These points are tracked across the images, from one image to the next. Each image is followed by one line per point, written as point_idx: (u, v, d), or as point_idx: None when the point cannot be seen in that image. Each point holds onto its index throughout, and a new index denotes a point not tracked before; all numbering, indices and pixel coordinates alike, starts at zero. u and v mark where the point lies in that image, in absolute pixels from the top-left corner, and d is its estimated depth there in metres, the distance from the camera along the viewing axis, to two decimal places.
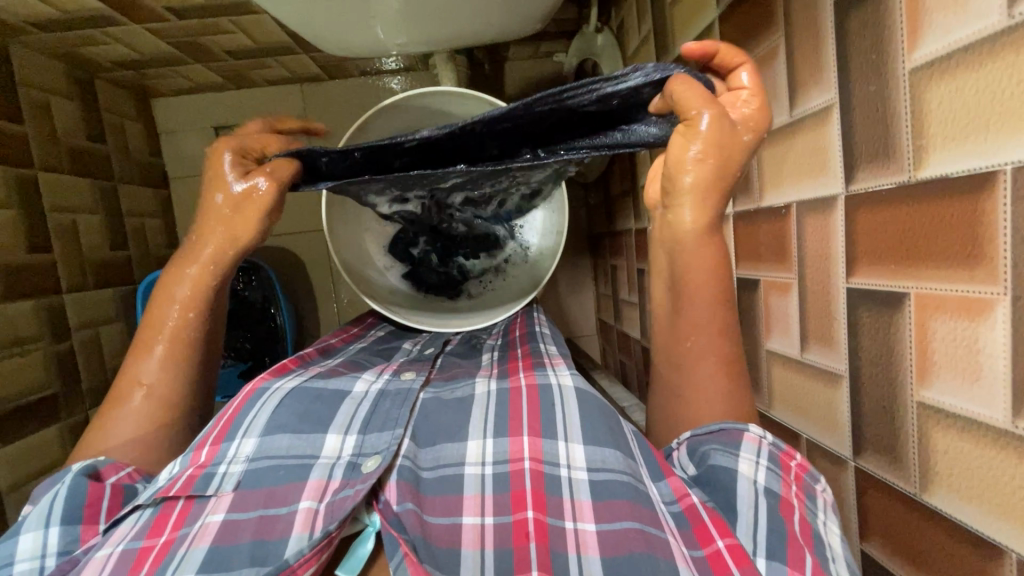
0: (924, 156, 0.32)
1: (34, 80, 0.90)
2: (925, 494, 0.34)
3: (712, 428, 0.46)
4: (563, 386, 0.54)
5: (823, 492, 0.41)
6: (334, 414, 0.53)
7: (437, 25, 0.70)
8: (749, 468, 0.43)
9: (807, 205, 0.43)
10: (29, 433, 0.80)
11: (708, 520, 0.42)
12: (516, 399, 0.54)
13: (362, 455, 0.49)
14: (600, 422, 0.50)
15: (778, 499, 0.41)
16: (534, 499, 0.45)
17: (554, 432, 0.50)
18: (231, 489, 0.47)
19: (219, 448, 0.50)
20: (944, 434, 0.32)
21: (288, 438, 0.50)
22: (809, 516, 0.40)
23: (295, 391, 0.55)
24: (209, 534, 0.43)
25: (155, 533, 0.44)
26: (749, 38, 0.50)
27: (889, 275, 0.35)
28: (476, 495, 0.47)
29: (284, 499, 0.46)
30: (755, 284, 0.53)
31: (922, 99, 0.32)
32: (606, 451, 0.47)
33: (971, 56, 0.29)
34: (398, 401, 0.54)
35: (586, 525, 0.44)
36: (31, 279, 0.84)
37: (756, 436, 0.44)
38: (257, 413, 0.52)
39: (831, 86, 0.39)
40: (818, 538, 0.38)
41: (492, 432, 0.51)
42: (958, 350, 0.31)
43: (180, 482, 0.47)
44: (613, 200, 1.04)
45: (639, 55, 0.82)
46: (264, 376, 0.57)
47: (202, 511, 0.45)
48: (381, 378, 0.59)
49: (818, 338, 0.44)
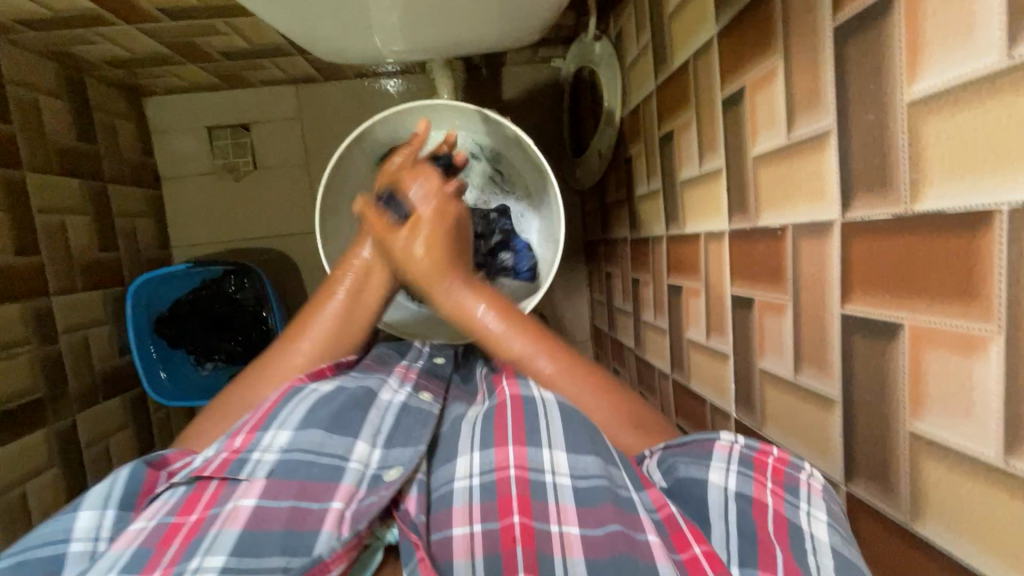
0: (920, 189, 0.32)
1: (24, 78, 0.88)
2: (916, 524, 0.35)
3: (684, 440, 0.47)
4: (546, 401, 0.52)
5: (809, 479, 0.42)
6: (362, 421, 0.51)
7: (436, 35, 0.69)
8: (719, 476, 0.45)
9: (803, 228, 0.43)
10: (16, 440, 0.78)
11: (685, 528, 0.44)
12: (500, 411, 0.52)
13: (385, 467, 0.49)
14: (581, 428, 0.49)
15: (750, 502, 0.43)
16: (520, 504, 0.46)
17: (538, 440, 0.49)
18: (264, 476, 0.46)
19: (253, 435, 0.49)
20: (936, 466, 0.33)
21: (322, 432, 0.49)
22: (787, 510, 0.42)
23: (332, 394, 0.53)
24: (241, 518, 0.43)
25: (187, 510, 0.45)
26: (747, 59, 0.50)
27: (884, 305, 0.35)
28: (464, 505, 0.47)
29: (317, 495, 0.46)
30: (750, 303, 0.53)
31: (920, 132, 0.32)
32: (586, 458, 0.47)
33: (969, 93, 0.29)
34: (419, 421, 0.53)
35: (570, 528, 0.45)
36: (18, 282, 0.83)
37: (728, 444, 0.46)
38: (294, 407, 0.51)
39: (828, 112, 0.39)
40: (796, 532, 0.41)
41: (478, 445, 0.51)
42: (950, 384, 0.31)
43: (215, 464, 0.47)
44: (608, 207, 1.03)
45: (636, 66, 0.82)
46: (305, 376, 0.55)
47: (233, 494, 0.45)
48: (404, 389, 0.57)
49: (812, 361, 0.44)
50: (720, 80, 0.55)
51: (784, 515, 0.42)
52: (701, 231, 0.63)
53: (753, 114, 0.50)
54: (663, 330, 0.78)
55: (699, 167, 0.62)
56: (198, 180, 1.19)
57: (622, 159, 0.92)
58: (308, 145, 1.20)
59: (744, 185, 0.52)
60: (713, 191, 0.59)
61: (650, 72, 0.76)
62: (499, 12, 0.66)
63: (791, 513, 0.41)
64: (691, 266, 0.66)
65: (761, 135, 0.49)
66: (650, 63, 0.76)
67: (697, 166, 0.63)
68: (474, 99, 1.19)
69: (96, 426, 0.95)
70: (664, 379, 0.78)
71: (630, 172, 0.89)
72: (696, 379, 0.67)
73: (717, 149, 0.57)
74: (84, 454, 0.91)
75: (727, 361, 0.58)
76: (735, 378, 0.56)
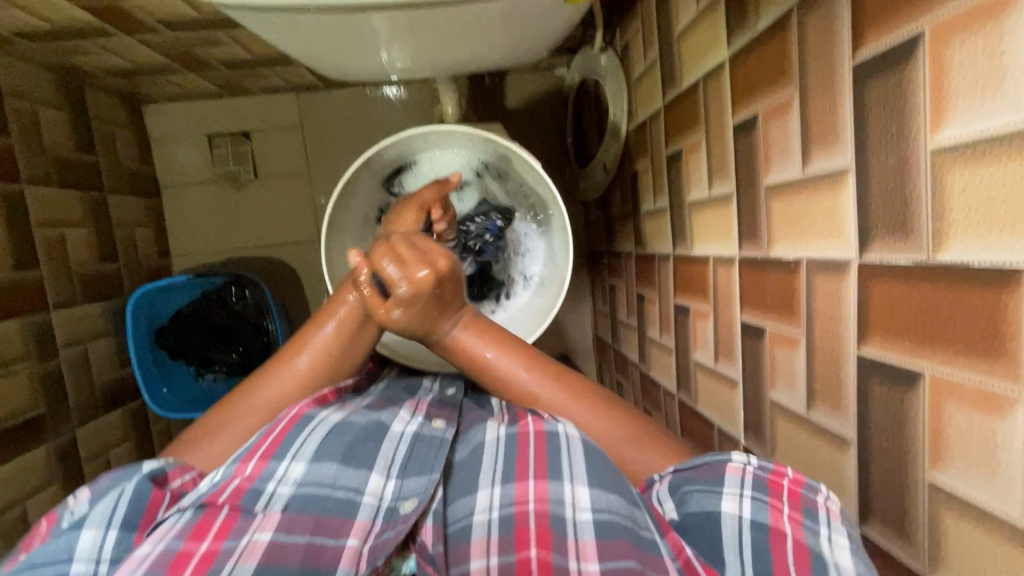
0: (943, 239, 0.32)
1: (21, 89, 0.87)
2: (933, 574, 0.34)
3: (696, 463, 0.47)
4: (569, 435, 0.51)
5: (825, 499, 0.41)
6: (374, 455, 0.51)
7: (442, 52, 0.69)
8: (734, 504, 0.44)
9: (818, 264, 0.43)
10: (16, 457, 0.78)
11: (701, 569, 0.42)
12: (523, 447, 0.52)
13: (400, 499, 0.48)
14: (607, 464, 0.48)
15: (766, 531, 0.42)
16: (539, 537, 0.45)
17: (560, 474, 0.49)
18: (280, 509, 0.46)
19: (266, 465, 0.49)
20: (957, 520, 0.32)
21: (337, 466, 0.49)
22: (806, 537, 0.41)
23: (345, 426, 0.53)
24: (257, 553, 0.42)
25: (197, 537, 0.44)
26: (762, 86, 0.49)
27: (903, 351, 0.35)
28: (482, 539, 0.46)
29: (333, 531, 0.45)
30: (760, 332, 0.52)
31: (944, 181, 0.31)
32: (610, 495, 0.46)
33: (998, 147, 0.28)
34: (432, 449, 0.52)
35: (589, 565, 0.43)
36: (16, 297, 0.82)
37: (739, 466, 0.46)
38: (306, 440, 0.51)
39: (846, 150, 0.39)
40: (819, 560, 0.39)
41: (499, 479, 0.50)
42: (974, 439, 0.31)
43: (228, 492, 0.47)
44: (612, 220, 1.03)
45: (642, 82, 0.81)
46: (307, 404, 0.54)
47: (248, 527, 0.44)
48: (416, 420, 0.56)
49: (826, 399, 0.43)
50: (733, 106, 0.55)
51: (804, 543, 0.41)
52: (710, 254, 0.62)
53: (767, 143, 0.49)
54: (669, 349, 0.77)
55: (708, 190, 0.61)
56: (198, 188, 1.18)
57: (627, 173, 0.92)
58: (309, 154, 1.19)
59: (757, 213, 0.52)
60: (722, 216, 0.58)
61: (658, 89, 0.75)
62: (506, 31, 0.65)
63: (812, 541, 0.40)
64: (699, 288, 0.66)
65: (775, 165, 0.48)
66: (657, 80, 0.75)
67: (705, 189, 0.62)
68: (477, 109, 1.18)
69: (96, 439, 0.94)
70: (670, 398, 0.77)
71: (635, 186, 0.88)
72: (703, 402, 0.66)
73: (728, 174, 0.57)
74: (84, 469, 0.91)
75: (735, 388, 0.57)
76: (745, 406, 0.55)
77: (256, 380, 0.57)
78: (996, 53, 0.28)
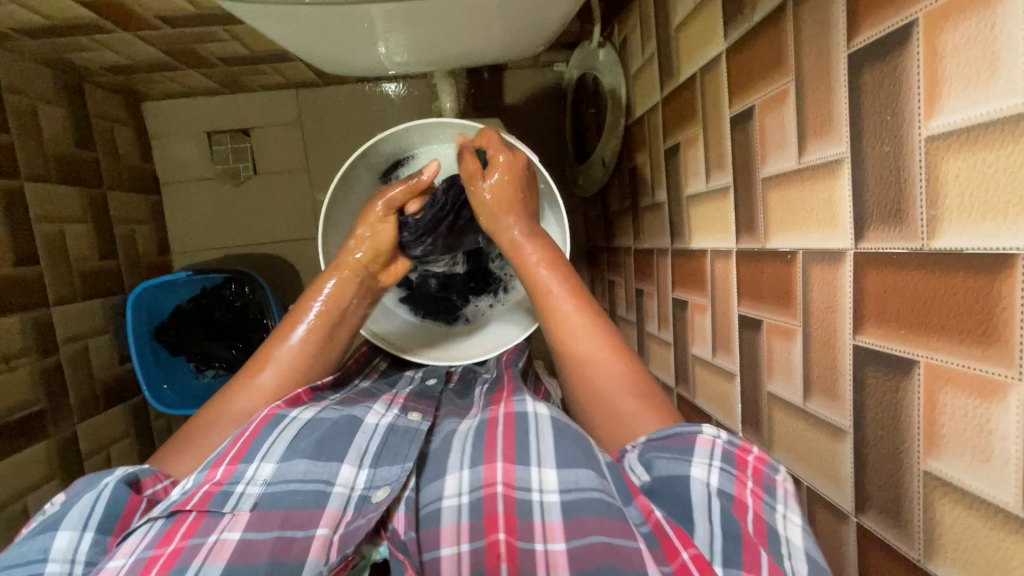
0: (937, 226, 0.32)
1: (20, 86, 0.87)
2: (928, 562, 0.34)
3: (666, 434, 0.46)
4: (539, 414, 0.53)
5: (785, 480, 0.42)
6: (346, 448, 0.52)
7: (439, 46, 0.69)
8: (702, 471, 0.44)
9: (814, 254, 0.43)
10: (17, 452, 0.78)
11: (672, 534, 0.42)
12: (492, 428, 0.54)
13: (372, 487, 0.50)
14: (574, 445, 0.49)
15: (731, 500, 0.42)
16: (505, 522, 0.46)
17: (527, 457, 0.50)
18: (248, 509, 0.46)
19: (235, 468, 0.48)
20: (951, 508, 0.32)
21: (306, 461, 0.50)
22: (765, 513, 0.41)
23: (317, 421, 0.54)
24: (225, 551, 0.43)
25: (164, 543, 0.43)
26: (758, 77, 0.49)
27: (898, 339, 0.35)
28: (453, 525, 0.47)
29: (302, 522, 0.46)
30: (757, 324, 0.52)
31: (938, 168, 0.31)
32: (578, 472, 0.47)
33: (991, 132, 0.28)
34: (406, 439, 0.54)
35: (556, 544, 0.44)
36: (17, 293, 0.82)
37: (710, 438, 0.45)
38: (276, 438, 0.51)
39: (842, 139, 0.39)
40: (773, 535, 0.40)
41: (468, 463, 0.51)
42: (969, 427, 0.31)
43: (197, 497, 0.46)
44: (611, 215, 1.03)
45: (640, 76, 0.81)
46: (279, 404, 0.55)
47: (216, 526, 0.45)
48: (391, 412, 0.57)
49: (822, 389, 0.43)
50: (730, 97, 0.54)
51: (763, 518, 0.41)
52: (707, 247, 0.62)
53: (764, 134, 0.49)
54: (668, 343, 0.77)
55: (706, 183, 0.61)
56: (198, 185, 1.18)
57: (625, 168, 0.92)
58: (308, 150, 1.19)
59: (754, 205, 0.51)
60: (720, 208, 0.58)
61: (656, 82, 0.75)
62: (503, 24, 0.65)
63: (769, 516, 0.41)
64: (697, 281, 0.66)
65: (771, 156, 0.48)
66: (655, 73, 0.75)
67: (703, 182, 0.62)
68: (476, 105, 1.18)
69: (96, 435, 0.94)
70: (668, 392, 0.77)
71: (633, 181, 0.88)
72: (702, 396, 0.66)
73: (726, 166, 0.56)
74: (85, 465, 0.91)
75: (733, 381, 0.57)
76: (743, 399, 0.55)
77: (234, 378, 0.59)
78: (989, 38, 0.28)
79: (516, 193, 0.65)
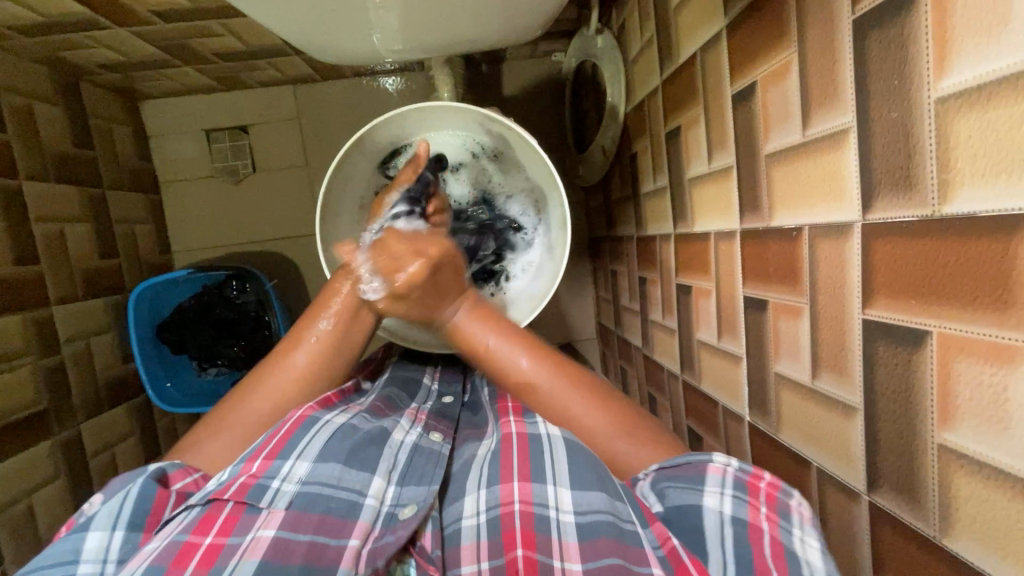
0: (949, 190, 0.31)
1: (18, 86, 0.87)
2: (945, 539, 0.34)
3: (678, 461, 0.47)
4: (552, 435, 0.52)
5: (799, 504, 0.41)
6: (378, 458, 0.51)
7: (435, 33, 0.68)
8: (714, 501, 0.44)
9: (820, 229, 0.42)
10: (20, 451, 0.78)
11: (688, 560, 0.41)
12: (506, 447, 0.52)
13: (399, 504, 0.48)
14: (587, 462, 0.48)
15: (745, 527, 0.42)
16: (523, 538, 0.46)
17: (543, 475, 0.49)
18: (284, 507, 0.45)
19: (270, 464, 0.48)
20: (968, 480, 0.32)
21: (340, 467, 0.49)
22: (782, 535, 0.40)
23: (347, 430, 0.52)
24: (260, 549, 0.42)
25: (201, 530, 0.43)
26: (761, 51, 0.48)
27: (910, 310, 0.34)
28: (471, 543, 0.47)
29: (336, 530, 0.45)
30: (763, 305, 0.51)
31: (949, 131, 0.31)
32: (591, 495, 0.46)
33: (1003, 89, 0.27)
34: (432, 459, 0.53)
35: (573, 564, 0.44)
36: (18, 292, 0.82)
37: (721, 466, 0.45)
38: (310, 441, 0.50)
39: (848, 108, 0.38)
40: (793, 559, 0.39)
41: (485, 481, 0.50)
42: (984, 397, 0.30)
43: (233, 488, 0.46)
44: (613, 204, 1.01)
45: (639, 60, 0.80)
46: (312, 407, 0.54)
47: (253, 524, 0.44)
48: (415, 429, 0.56)
49: (831, 367, 0.42)
50: (730, 74, 0.53)
51: (780, 540, 0.40)
52: (710, 230, 0.61)
53: (766, 109, 0.48)
54: (672, 330, 0.76)
55: (708, 164, 0.60)
56: (196, 184, 1.18)
57: (626, 155, 0.90)
58: (305, 145, 1.18)
59: (757, 182, 0.51)
60: (722, 188, 0.57)
61: (655, 65, 0.74)
62: (499, 8, 0.64)
63: (786, 539, 0.40)
64: (701, 265, 0.65)
65: (775, 132, 0.47)
66: (654, 57, 0.74)
67: (705, 164, 0.61)
68: (475, 96, 1.17)
69: (100, 435, 0.95)
70: (674, 379, 0.76)
71: (635, 168, 0.87)
72: (707, 381, 0.65)
73: (728, 146, 0.56)
74: (90, 465, 0.91)
75: (740, 364, 0.56)
76: (750, 383, 0.54)
77: (256, 374, 0.57)
78: None
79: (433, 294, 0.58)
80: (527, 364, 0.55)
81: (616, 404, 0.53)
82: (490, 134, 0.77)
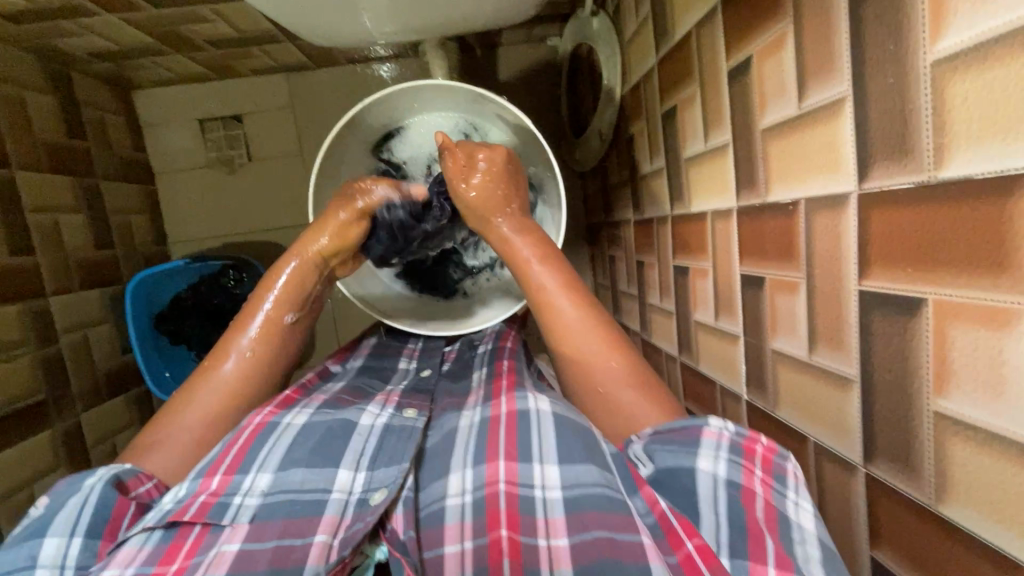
0: (945, 155, 0.30)
1: (8, 75, 0.86)
2: (939, 506, 0.34)
3: (673, 425, 0.46)
4: (541, 409, 0.51)
5: (794, 468, 0.42)
6: (342, 452, 0.51)
7: (427, 14, 0.67)
8: (708, 463, 0.43)
9: (817, 202, 0.41)
10: (20, 441, 0.78)
11: (677, 525, 0.42)
12: (493, 426, 0.52)
13: (370, 490, 0.48)
14: (576, 437, 0.48)
15: (739, 490, 0.42)
16: (508, 518, 0.44)
17: (530, 454, 0.48)
18: (247, 521, 0.45)
19: (232, 478, 0.48)
20: (963, 447, 0.31)
21: (303, 471, 0.49)
22: (775, 500, 0.41)
23: (311, 428, 0.53)
24: (224, 564, 0.42)
25: (168, 560, 0.43)
26: (755, 25, 0.47)
27: (904, 279, 0.34)
28: (456, 523, 0.46)
29: (301, 531, 0.44)
30: (760, 281, 0.51)
31: (945, 94, 0.30)
32: (579, 467, 0.46)
33: (999, 49, 0.27)
34: (402, 438, 0.52)
35: (559, 540, 0.43)
36: (13, 282, 0.82)
37: (716, 431, 0.45)
38: (271, 446, 0.50)
39: (843, 77, 0.37)
40: (786, 525, 0.40)
41: (471, 461, 0.49)
42: (980, 361, 0.30)
43: (193, 508, 0.45)
44: (610, 189, 1.01)
45: (635, 41, 0.79)
46: (272, 410, 0.54)
47: (216, 541, 0.44)
48: (385, 411, 0.55)
49: (827, 340, 0.42)
50: (725, 50, 0.53)
51: (773, 504, 0.41)
52: (707, 209, 0.61)
53: (761, 84, 0.47)
54: (670, 313, 0.76)
55: (705, 143, 0.60)
56: (191, 174, 1.17)
57: (622, 139, 0.90)
58: (300, 134, 1.17)
59: (753, 158, 0.50)
60: (719, 167, 0.57)
61: (651, 45, 0.73)
62: None
63: (779, 503, 0.41)
64: (698, 245, 0.64)
65: (770, 105, 0.46)
66: (649, 37, 0.74)
67: (701, 143, 0.61)
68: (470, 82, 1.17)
69: (99, 425, 0.95)
70: (672, 361, 0.76)
71: (632, 151, 0.86)
72: (705, 362, 0.65)
73: (723, 123, 0.55)
74: (90, 455, 0.91)
75: (737, 343, 0.56)
76: (748, 361, 0.54)
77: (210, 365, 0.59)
78: None
79: (500, 187, 0.65)
80: (570, 308, 0.57)
81: (636, 361, 0.54)
82: (489, 116, 0.76)
